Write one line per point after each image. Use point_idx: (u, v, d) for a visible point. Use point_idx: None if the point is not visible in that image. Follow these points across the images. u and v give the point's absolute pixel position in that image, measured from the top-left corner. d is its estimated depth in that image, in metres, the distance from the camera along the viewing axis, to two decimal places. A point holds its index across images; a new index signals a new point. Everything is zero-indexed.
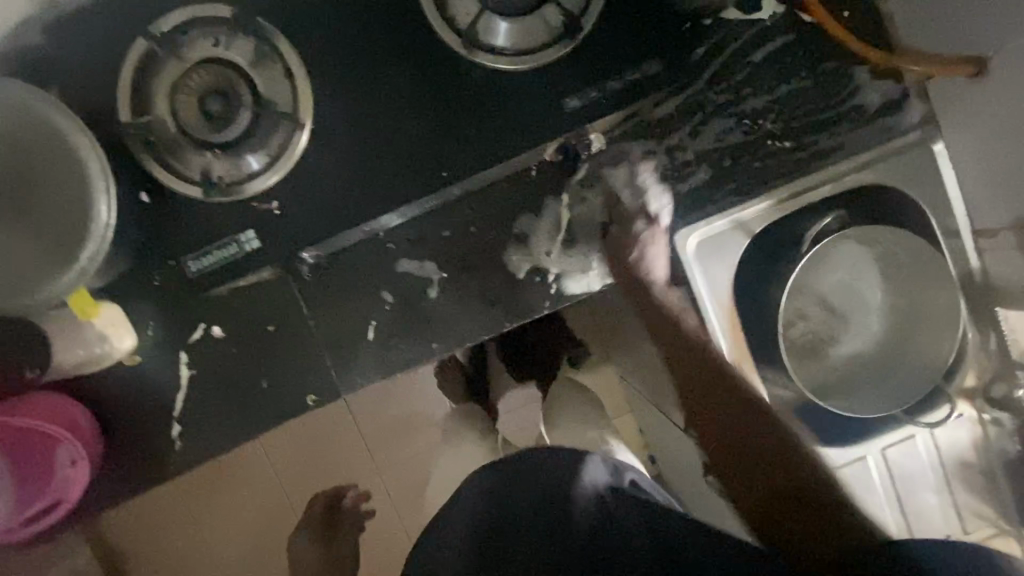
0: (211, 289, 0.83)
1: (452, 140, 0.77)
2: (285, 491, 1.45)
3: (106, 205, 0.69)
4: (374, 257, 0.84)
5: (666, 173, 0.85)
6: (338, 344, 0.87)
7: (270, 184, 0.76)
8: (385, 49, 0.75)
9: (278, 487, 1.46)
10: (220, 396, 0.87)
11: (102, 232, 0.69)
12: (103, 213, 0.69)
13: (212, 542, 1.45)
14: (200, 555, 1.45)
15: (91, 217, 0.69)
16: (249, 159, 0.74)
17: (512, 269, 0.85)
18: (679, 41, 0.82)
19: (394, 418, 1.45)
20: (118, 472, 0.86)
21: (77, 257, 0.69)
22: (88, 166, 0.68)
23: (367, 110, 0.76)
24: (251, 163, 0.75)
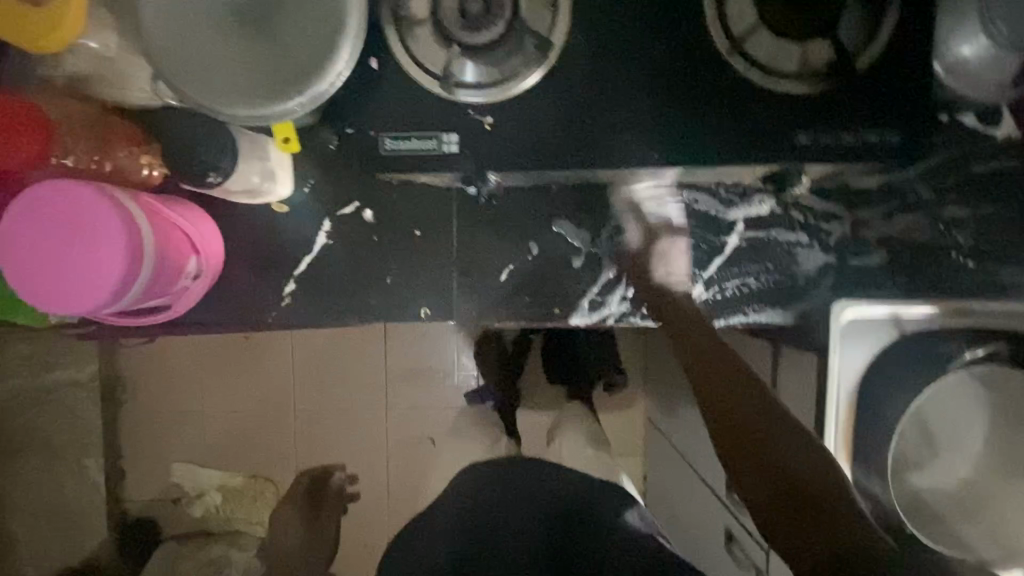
0: (378, 173, 0.79)
1: (671, 127, 0.76)
2: (320, 379, 1.83)
3: (346, 58, 0.71)
4: (541, 208, 0.86)
5: (843, 243, 0.85)
6: (470, 274, 0.87)
7: (477, 101, 0.76)
8: (650, 20, 0.75)
9: (313, 375, 1.82)
10: (341, 275, 0.88)
11: (325, 88, 0.71)
12: (340, 66, 0.70)
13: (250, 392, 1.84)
14: (237, 399, 1.84)
15: (331, 63, 0.70)
16: (470, 67, 0.76)
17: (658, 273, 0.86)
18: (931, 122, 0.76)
19: (417, 364, 1.80)
20: (224, 306, 0.88)
21: (288, 99, 0.70)
22: (346, 23, 0.70)
23: (608, 67, 0.76)
24: (469, 72, 0.76)
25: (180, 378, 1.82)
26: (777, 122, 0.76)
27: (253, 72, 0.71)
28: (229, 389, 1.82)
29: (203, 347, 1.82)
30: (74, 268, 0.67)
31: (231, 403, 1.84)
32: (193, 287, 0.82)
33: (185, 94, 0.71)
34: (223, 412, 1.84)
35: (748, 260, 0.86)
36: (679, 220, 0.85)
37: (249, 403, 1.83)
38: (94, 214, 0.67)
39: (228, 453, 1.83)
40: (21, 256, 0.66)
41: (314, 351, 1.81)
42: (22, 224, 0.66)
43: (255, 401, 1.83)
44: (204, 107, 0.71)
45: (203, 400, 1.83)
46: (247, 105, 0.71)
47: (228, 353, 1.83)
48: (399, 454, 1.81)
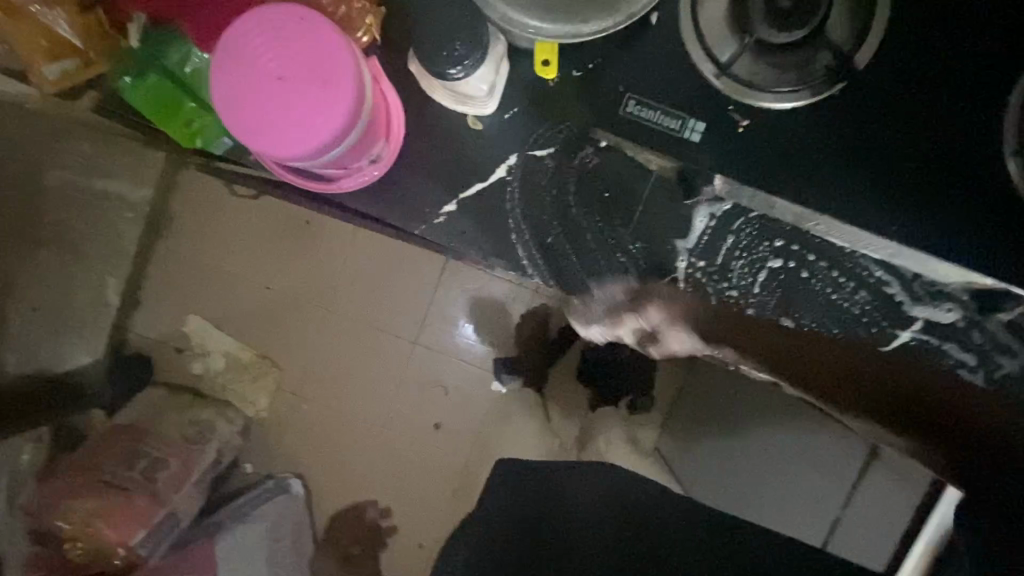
0: (601, 131, 0.75)
1: (914, 205, 0.73)
2: (361, 292, 1.75)
3: (644, 5, 0.66)
4: (733, 229, 0.77)
5: (1020, 388, 0.79)
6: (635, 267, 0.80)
7: (721, 87, 0.70)
8: (947, 90, 0.70)
9: (357, 285, 1.75)
10: (504, 216, 0.80)
11: (580, 28, 0.66)
12: (635, 11, 0.65)
13: (287, 277, 1.76)
14: (271, 278, 1.76)
15: (630, 3, 0.65)
16: (737, 51, 0.69)
17: (819, 343, 0.81)
18: None
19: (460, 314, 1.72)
20: (377, 198, 0.81)
21: (530, 19, 0.67)
22: None
23: (880, 121, 0.71)
24: (733, 54, 0.69)
25: (229, 234, 1.76)
26: (1013, 238, 0.72)
27: None
28: (272, 265, 1.76)
29: (265, 214, 1.75)
30: (288, 105, 0.61)
31: (266, 280, 1.76)
32: (365, 171, 0.78)
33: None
34: (255, 285, 1.77)
35: (909, 361, 0.80)
36: (862, 295, 0.79)
37: (285, 287, 1.76)
38: (332, 59, 0.61)
39: (248, 327, 1.77)
40: (240, 70, 0.60)
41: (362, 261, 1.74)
42: (256, 40, 0.60)
43: (291, 287, 1.76)
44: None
45: (240, 267, 1.77)
46: (526, 14, 0.67)
47: (282, 228, 1.75)
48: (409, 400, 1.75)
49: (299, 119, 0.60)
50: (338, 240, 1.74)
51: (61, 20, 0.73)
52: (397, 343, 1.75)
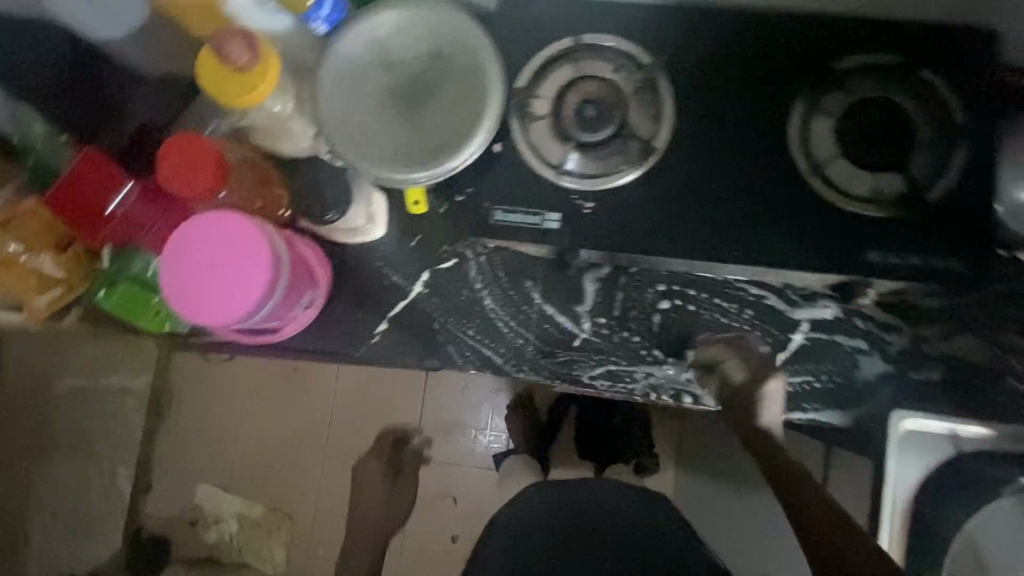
0: (481, 238, 0.91)
1: (754, 233, 0.85)
2: (352, 421, 1.83)
3: (478, 142, 0.82)
4: (619, 284, 0.95)
5: (903, 356, 0.90)
6: (548, 336, 0.96)
7: (566, 184, 0.88)
8: (739, 139, 0.86)
9: (347, 415, 1.83)
10: (431, 320, 0.97)
11: (437, 171, 0.82)
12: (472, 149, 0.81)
13: (281, 423, 1.86)
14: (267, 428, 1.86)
15: (466, 143, 0.81)
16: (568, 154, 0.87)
17: None
18: (986, 269, 0.82)
19: (447, 417, 1.79)
20: (321, 336, 0.96)
21: (394, 173, 0.82)
22: (481, 119, 0.81)
23: (698, 174, 0.87)
24: (566, 158, 0.87)
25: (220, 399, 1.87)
26: (842, 239, 0.83)
27: (388, 146, 0.84)
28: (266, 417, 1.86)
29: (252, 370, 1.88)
30: (218, 286, 0.77)
31: (262, 432, 1.86)
32: (303, 316, 0.92)
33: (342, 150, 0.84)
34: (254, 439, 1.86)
35: (811, 359, 0.91)
36: (750, 315, 0.92)
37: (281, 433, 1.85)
38: (249, 242, 0.77)
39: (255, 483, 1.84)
40: (180, 270, 0.77)
41: (349, 392, 1.85)
42: (189, 243, 0.78)
43: (287, 432, 1.85)
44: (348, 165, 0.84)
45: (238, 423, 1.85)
46: (393, 169, 0.83)
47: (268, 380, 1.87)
48: (420, 515, 1.77)
49: (226, 291, 0.76)
50: (323, 377, 1.86)
51: (48, 262, 0.90)
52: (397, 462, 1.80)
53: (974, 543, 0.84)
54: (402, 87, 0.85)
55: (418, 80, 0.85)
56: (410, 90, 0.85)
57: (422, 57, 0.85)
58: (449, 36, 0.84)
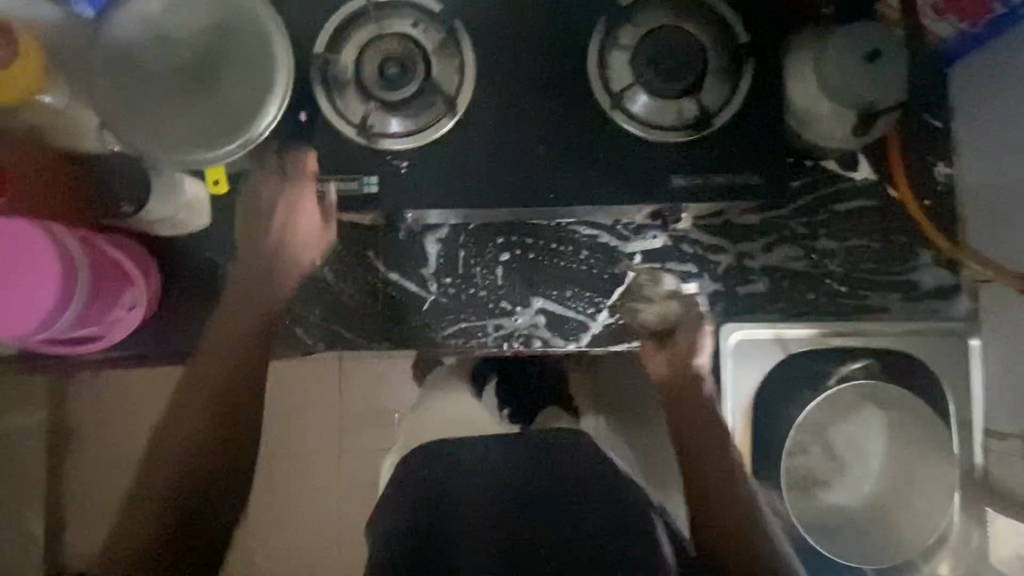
0: (303, 210, 0.88)
1: (567, 173, 0.86)
2: None
3: (273, 116, 0.80)
4: (455, 242, 0.95)
5: (731, 274, 0.95)
6: (397, 304, 0.96)
7: (376, 143, 0.86)
8: (545, 81, 0.86)
9: None
10: (273, 304, 0.94)
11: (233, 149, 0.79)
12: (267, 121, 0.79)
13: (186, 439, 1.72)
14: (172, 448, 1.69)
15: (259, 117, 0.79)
16: (375, 115, 0.86)
17: (568, 302, 0.95)
18: (783, 180, 0.87)
19: None
20: (167, 329, 0.96)
21: (192, 156, 0.80)
22: (270, 89, 0.79)
23: (508, 122, 0.87)
24: (375, 120, 0.87)
25: None
26: (651, 169, 0.86)
27: (178, 129, 0.80)
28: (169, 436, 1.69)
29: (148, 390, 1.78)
30: (5, 296, 0.72)
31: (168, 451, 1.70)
32: (129, 317, 0.88)
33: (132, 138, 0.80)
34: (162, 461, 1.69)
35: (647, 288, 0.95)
36: (584, 255, 0.94)
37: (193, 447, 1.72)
38: (28, 248, 0.73)
39: None
40: None
41: None
42: None
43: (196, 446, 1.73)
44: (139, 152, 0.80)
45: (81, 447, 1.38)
46: (189, 155, 0.80)
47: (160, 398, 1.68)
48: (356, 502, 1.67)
49: (10, 303, 0.72)
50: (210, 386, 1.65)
51: None
52: None
53: (809, 422, 1.03)
54: (184, 64, 0.81)
55: (201, 56, 0.81)
56: (194, 68, 0.81)
57: (202, 32, 0.81)
58: (227, 6, 0.80)
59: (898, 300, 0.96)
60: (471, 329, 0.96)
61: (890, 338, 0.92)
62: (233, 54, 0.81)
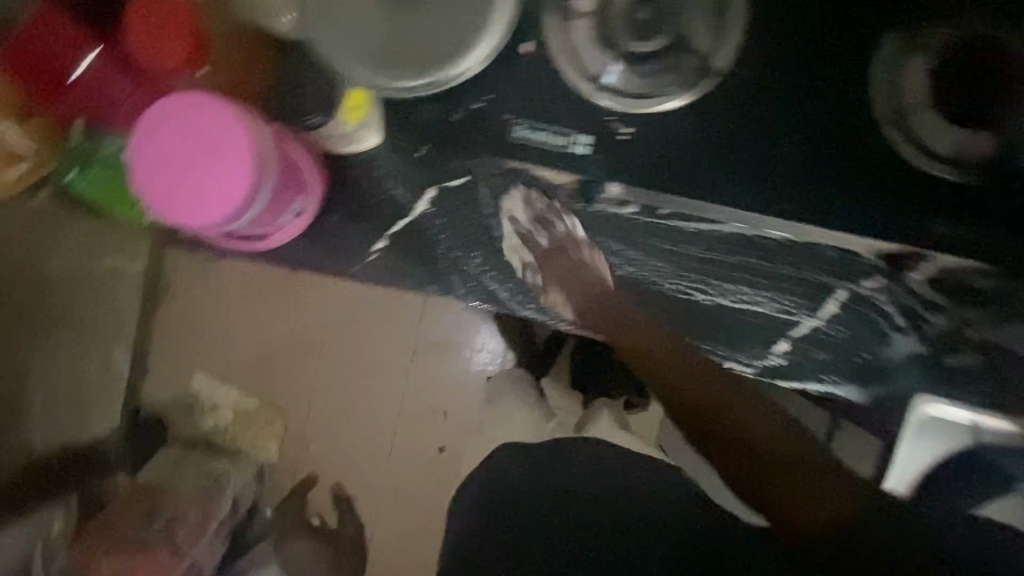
0: (500, 157, 0.80)
1: (805, 186, 0.74)
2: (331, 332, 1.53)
3: (488, 45, 0.70)
4: (640, 226, 0.85)
5: (940, 341, 0.82)
6: (561, 268, 0.87)
7: (601, 99, 0.74)
8: (817, 69, 0.72)
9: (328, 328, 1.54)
10: (430, 244, 0.89)
11: (445, 79, 0.70)
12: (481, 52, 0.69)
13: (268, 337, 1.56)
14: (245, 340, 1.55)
15: (474, 46, 0.69)
16: (610, 67, 0.74)
17: (751, 314, 0.86)
18: None
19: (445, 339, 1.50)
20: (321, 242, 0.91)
21: (394, 77, 0.71)
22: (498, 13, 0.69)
23: (757, 107, 0.73)
24: (607, 71, 0.74)
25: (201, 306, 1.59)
26: (910, 204, 0.72)
27: (388, 37, 0.71)
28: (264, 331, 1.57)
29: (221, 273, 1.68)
30: (198, 183, 0.69)
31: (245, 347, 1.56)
32: (292, 223, 0.83)
33: (331, 44, 0.71)
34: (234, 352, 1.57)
35: (843, 328, 0.84)
36: (784, 275, 0.83)
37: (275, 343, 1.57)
38: (225, 135, 0.68)
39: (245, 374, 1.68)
40: (154, 164, 0.69)
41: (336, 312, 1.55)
42: (164, 128, 0.68)
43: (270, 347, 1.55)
44: (342, 56, 0.71)
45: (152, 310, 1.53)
46: (394, 76, 0.71)
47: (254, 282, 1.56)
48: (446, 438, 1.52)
49: (199, 190, 0.68)
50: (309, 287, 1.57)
51: None
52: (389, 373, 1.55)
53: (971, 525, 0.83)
54: None
55: None
56: None
57: None
58: None
59: None
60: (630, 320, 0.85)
61: None
62: None
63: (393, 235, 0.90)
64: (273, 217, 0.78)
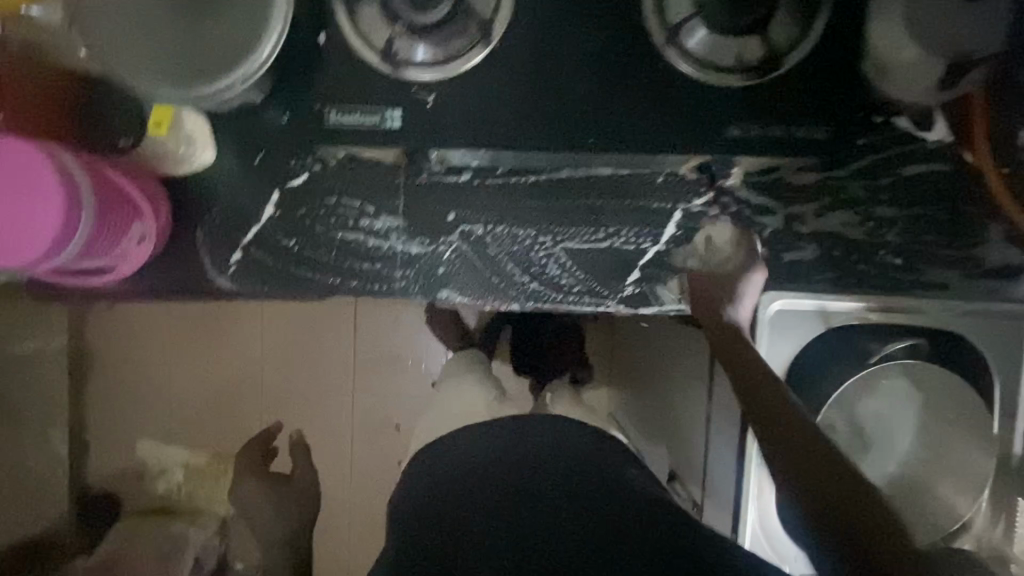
0: (324, 146, 0.84)
1: (607, 120, 0.80)
2: (260, 367, 1.41)
3: (273, 40, 0.74)
4: (488, 189, 0.87)
5: (776, 239, 0.87)
6: (425, 230, 0.88)
7: (420, 77, 0.78)
8: (585, 12, 0.79)
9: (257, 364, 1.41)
10: (282, 247, 0.89)
11: (247, 70, 0.73)
12: (270, 45, 0.73)
13: (182, 379, 1.41)
14: (160, 388, 1.41)
15: (264, 40, 0.73)
16: (418, 49, 0.77)
17: (611, 245, 0.87)
18: (845, 135, 0.82)
19: (380, 350, 1.40)
20: (173, 271, 0.89)
21: (195, 87, 0.73)
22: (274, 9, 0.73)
23: (543, 55, 0.80)
24: (416, 52, 0.77)
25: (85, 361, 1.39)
26: (698, 117, 0.80)
27: (181, 54, 0.74)
28: (170, 379, 1.41)
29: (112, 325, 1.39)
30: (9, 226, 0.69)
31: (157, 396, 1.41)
32: (136, 251, 0.84)
33: (125, 70, 0.74)
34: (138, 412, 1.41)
35: (683, 247, 0.87)
36: (622, 206, 0.87)
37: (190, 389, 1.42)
38: (30, 175, 0.69)
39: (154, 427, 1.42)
40: None
41: (252, 343, 1.41)
42: None
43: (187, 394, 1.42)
44: (137, 78, 0.74)
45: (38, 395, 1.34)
46: (191, 84, 0.73)
47: (171, 322, 1.39)
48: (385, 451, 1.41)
49: (17, 231, 0.69)
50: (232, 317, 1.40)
51: None
52: (316, 399, 1.42)
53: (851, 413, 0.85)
54: None
55: None
56: None
57: None
58: None
59: (958, 278, 0.88)
60: (516, 270, 0.89)
61: (936, 313, 0.85)
62: None
63: (244, 245, 0.89)
64: (110, 242, 0.79)
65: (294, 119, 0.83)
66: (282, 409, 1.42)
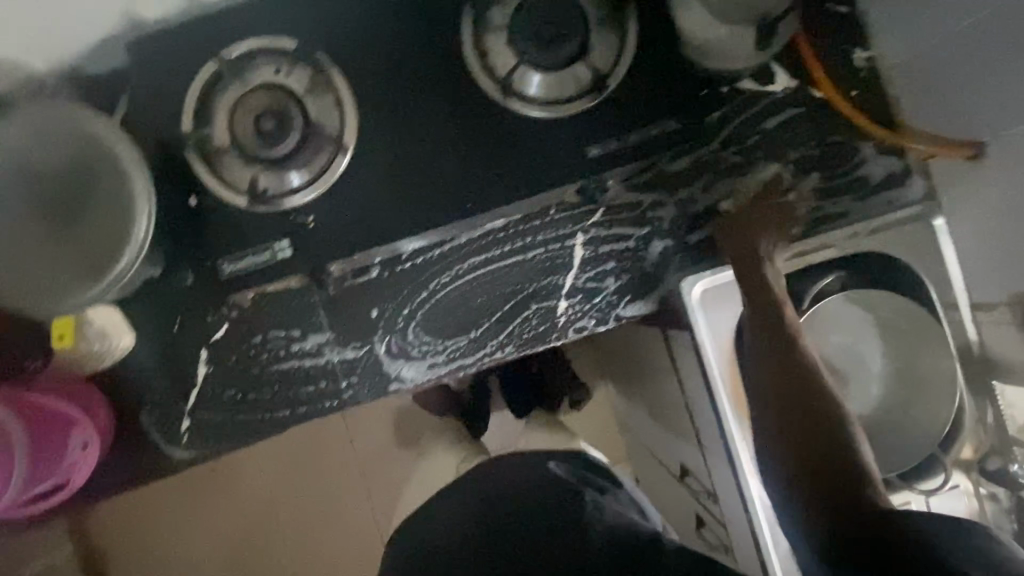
0: (234, 293, 0.87)
1: (482, 176, 0.87)
2: (263, 514, 1.29)
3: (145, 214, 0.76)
4: (398, 276, 0.87)
5: (677, 226, 0.90)
6: (351, 334, 0.88)
7: (312, 198, 0.85)
8: (422, 95, 0.85)
9: (257, 512, 1.30)
10: (225, 399, 0.89)
11: (135, 243, 0.76)
12: (143, 222, 0.76)
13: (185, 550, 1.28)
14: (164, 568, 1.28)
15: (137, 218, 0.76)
16: (294, 175, 0.84)
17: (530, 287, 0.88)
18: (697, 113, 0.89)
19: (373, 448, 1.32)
20: (129, 459, 0.89)
21: (88, 287, 0.75)
22: (135, 187, 0.75)
23: (403, 143, 0.86)
24: (294, 179, 0.84)
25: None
26: (560, 144, 0.88)
27: (65, 259, 0.76)
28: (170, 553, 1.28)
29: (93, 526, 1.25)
30: None
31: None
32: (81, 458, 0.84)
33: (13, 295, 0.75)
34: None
35: (595, 263, 0.89)
36: (527, 245, 0.88)
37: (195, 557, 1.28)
38: None
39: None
40: None
41: (244, 491, 1.30)
42: None
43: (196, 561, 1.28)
44: (29, 296, 0.76)
45: None
46: (82, 285, 0.75)
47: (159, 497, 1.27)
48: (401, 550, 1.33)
49: None
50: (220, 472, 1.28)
51: None
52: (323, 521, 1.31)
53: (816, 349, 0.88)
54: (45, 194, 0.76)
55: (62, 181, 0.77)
56: (57, 194, 0.77)
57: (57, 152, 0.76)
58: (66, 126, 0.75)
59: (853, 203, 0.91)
60: (450, 339, 0.88)
61: (845, 241, 0.88)
62: (93, 171, 0.76)
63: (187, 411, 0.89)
64: None
65: (196, 279, 0.87)
66: (291, 544, 1.30)
